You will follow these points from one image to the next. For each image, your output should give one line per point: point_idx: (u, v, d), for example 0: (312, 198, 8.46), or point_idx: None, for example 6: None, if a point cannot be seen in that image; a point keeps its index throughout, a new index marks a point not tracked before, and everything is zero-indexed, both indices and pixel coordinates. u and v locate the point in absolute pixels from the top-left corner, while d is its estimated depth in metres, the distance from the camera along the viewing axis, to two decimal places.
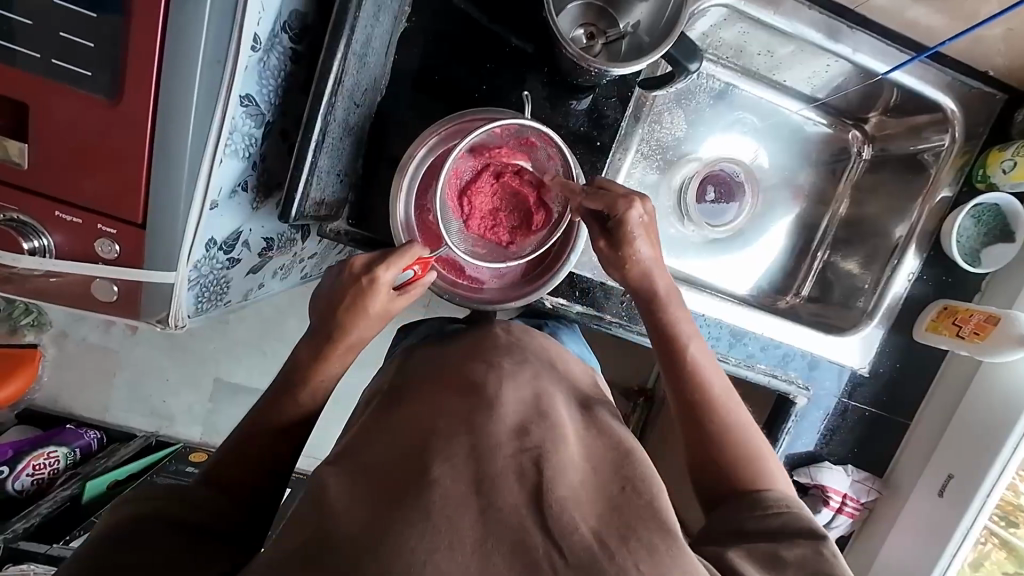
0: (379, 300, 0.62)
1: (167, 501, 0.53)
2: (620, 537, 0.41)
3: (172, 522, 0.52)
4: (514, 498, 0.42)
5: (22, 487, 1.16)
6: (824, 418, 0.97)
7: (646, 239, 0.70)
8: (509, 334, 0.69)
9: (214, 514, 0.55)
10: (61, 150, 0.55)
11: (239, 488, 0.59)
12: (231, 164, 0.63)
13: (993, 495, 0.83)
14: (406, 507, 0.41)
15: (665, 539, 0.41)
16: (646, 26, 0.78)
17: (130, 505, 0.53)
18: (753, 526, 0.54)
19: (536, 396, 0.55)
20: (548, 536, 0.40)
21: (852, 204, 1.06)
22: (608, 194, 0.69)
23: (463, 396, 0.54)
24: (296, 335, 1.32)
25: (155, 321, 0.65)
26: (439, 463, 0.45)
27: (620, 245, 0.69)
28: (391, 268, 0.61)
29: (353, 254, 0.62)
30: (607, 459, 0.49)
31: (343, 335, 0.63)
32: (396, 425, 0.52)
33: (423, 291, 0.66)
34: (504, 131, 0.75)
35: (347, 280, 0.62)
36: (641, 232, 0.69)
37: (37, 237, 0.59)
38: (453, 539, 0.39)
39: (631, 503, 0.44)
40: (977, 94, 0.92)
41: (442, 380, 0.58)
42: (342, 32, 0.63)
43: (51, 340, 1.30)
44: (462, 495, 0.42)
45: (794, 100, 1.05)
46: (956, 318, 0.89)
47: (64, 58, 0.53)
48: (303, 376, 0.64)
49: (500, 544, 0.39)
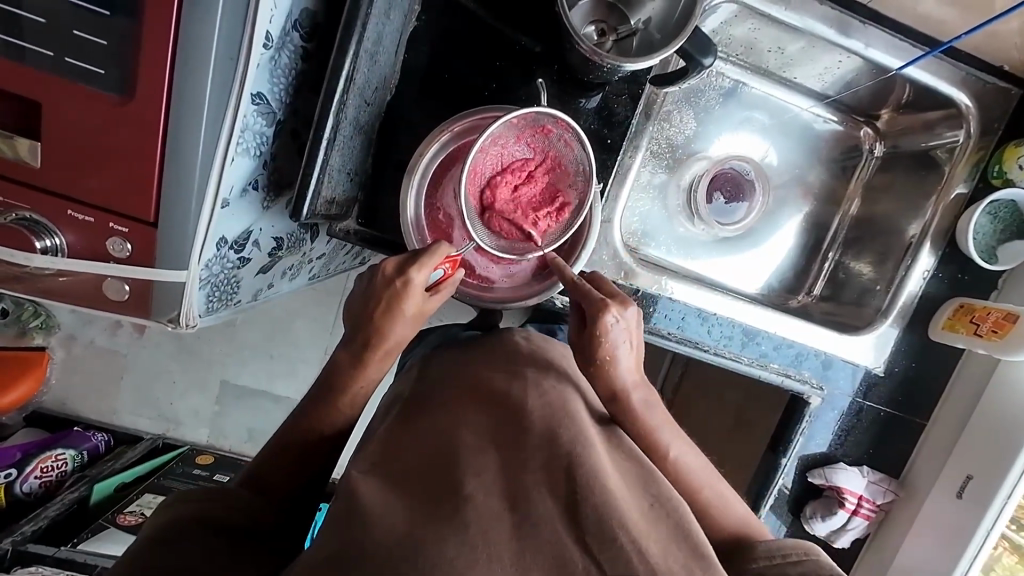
0: (413, 302, 0.61)
1: (210, 503, 0.52)
2: (658, 554, 0.41)
3: (212, 525, 0.51)
4: (549, 513, 0.42)
5: (30, 490, 1.17)
6: (838, 418, 0.96)
7: (629, 351, 0.64)
8: (531, 343, 0.67)
9: (255, 515, 0.54)
10: (75, 149, 0.55)
11: (282, 491, 0.59)
12: (242, 162, 0.62)
13: (1014, 497, 0.81)
14: (443, 519, 0.41)
15: (701, 563, 0.41)
16: (657, 21, 0.77)
17: (179, 506, 0.52)
18: (775, 573, 0.50)
19: (563, 404, 0.54)
20: (587, 553, 0.40)
21: (863, 203, 1.05)
22: (589, 295, 0.64)
23: (492, 409, 0.53)
24: (304, 338, 1.31)
25: (165, 320, 0.64)
26: (471, 475, 0.44)
27: (598, 357, 0.62)
28: (423, 268, 0.60)
29: (386, 258, 0.61)
30: (634, 479, 0.48)
31: (375, 342, 0.62)
32: (423, 437, 0.51)
33: (454, 290, 0.65)
34: (521, 121, 0.73)
35: (381, 283, 0.61)
36: (621, 344, 0.63)
37: (49, 236, 0.58)
38: (491, 554, 0.39)
39: (663, 522, 0.44)
40: (993, 89, 0.91)
41: (468, 393, 0.57)
42: (353, 29, 0.62)
43: (60, 342, 1.30)
44: (496, 508, 0.42)
45: (805, 98, 1.04)
46: (973, 316, 0.88)
47: (78, 56, 0.53)
48: (330, 392, 0.63)
49: (539, 560, 0.39)
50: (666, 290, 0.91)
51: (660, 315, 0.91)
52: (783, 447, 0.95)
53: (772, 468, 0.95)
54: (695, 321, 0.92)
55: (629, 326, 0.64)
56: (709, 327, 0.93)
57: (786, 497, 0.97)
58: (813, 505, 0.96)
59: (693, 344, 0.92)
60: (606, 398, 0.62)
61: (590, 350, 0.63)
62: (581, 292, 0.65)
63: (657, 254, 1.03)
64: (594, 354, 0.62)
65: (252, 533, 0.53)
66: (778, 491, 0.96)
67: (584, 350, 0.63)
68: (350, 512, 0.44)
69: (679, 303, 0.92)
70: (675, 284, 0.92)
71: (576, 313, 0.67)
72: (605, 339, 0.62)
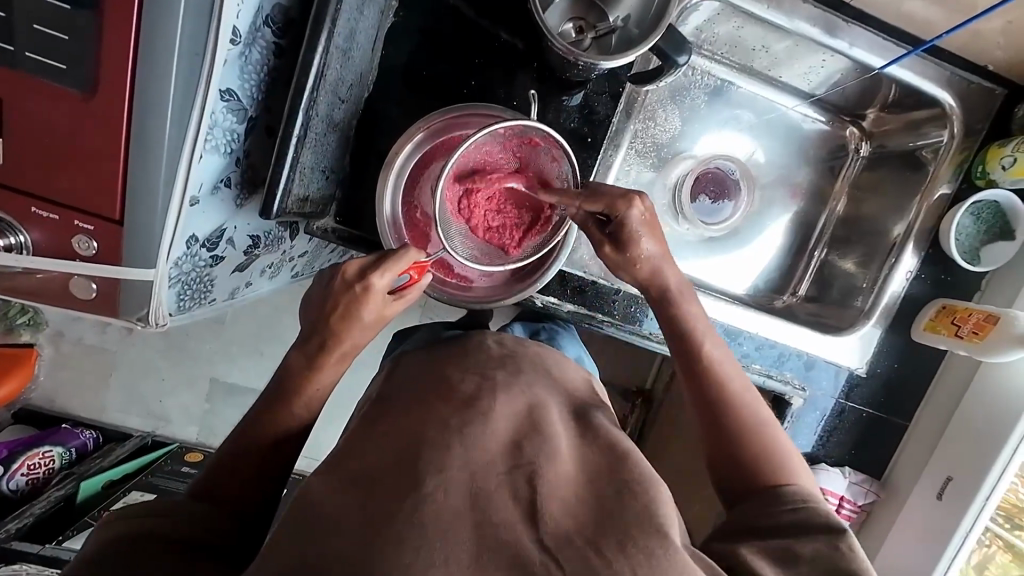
0: (373, 307, 0.61)
1: (159, 518, 0.51)
2: (617, 543, 0.40)
3: (167, 539, 0.50)
4: (509, 514, 0.42)
5: (17, 487, 1.16)
6: (821, 420, 0.96)
7: (651, 235, 0.68)
8: (502, 346, 0.66)
9: (207, 528, 0.53)
10: (37, 146, 0.54)
11: (237, 502, 0.59)
12: (211, 159, 0.62)
13: (992, 498, 0.82)
14: (401, 521, 0.41)
15: (662, 541, 0.41)
16: (636, 19, 0.76)
17: (121, 523, 0.51)
18: (769, 522, 0.54)
19: (528, 403, 0.54)
20: (545, 547, 0.39)
21: (850, 202, 1.04)
22: (608, 194, 0.67)
23: (455, 407, 0.52)
24: (290, 336, 1.31)
25: (135, 319, 0.64)
26: (431, 474, 0.44)
27: (626, 247, 0.68)
28: (386, 274, 0.59)
29: (347, 260, 0.60)
30: (602, 469, 0.48)
31: (337, 342, 0.62)
32: (388, 434, 0.51)
33: (420, 296, 0.64)
34: (507, 131, 0.71)
35: (340, 289, 0.60)
36: (642, 232, 0.67)
37: (14, 234, 0.58)
38: (450, 554, 0.39)
39: (626, 509, 0.43)
40: (976, 89, 0.90)
41: (434, 391, 0.57)
42: (324, 24, 0.61)
43: (47, 340, 1.30)
44: (457, 505, 0.42)
45: (791, 97, 1.03)
46: (955, 318, 0.88)
47: (37, 51, 0.51)
48: (297, 388, 0.63)
49: (498, 557, 0.39)
50: None
51: (645, 317, 0.91)
52: None
53: None
54: None
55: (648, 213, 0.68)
56: None
57: None
58: None
59: None
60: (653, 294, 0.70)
61: (618, 240, 0.68)
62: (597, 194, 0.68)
63: None
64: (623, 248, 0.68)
65: (200, 545, 0.51)
66: None
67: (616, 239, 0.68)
68: (308, 514, 0.44)
69: None
70: None
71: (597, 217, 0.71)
72: (627, 229, 0.67)
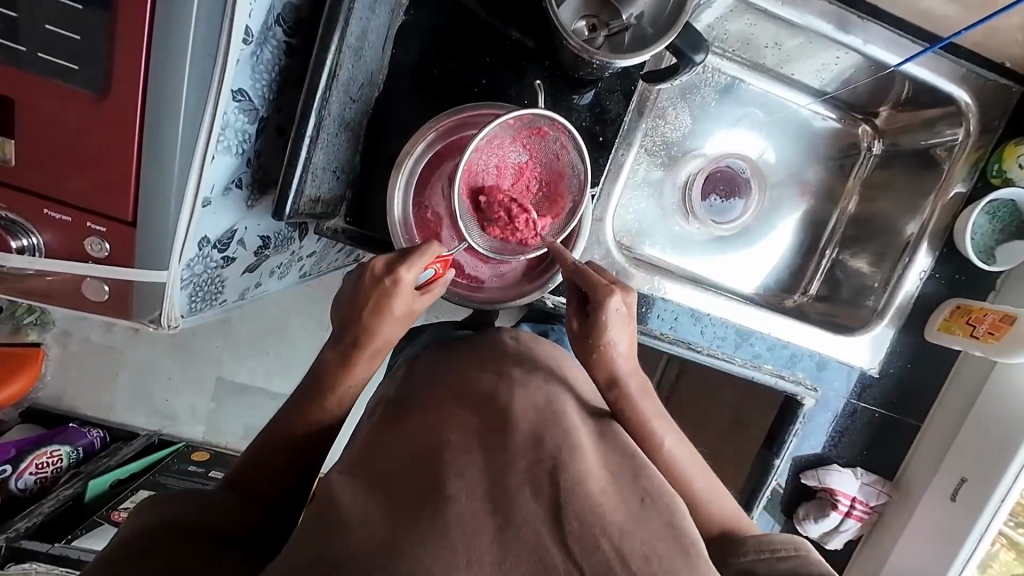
0: (402, 303, 0.61)
1: (188, 503, 0.52)
2: (640, 557, 0.40)
3: (193, 527, 0.50)
4: (531, 514, 0.41)
5: (25, 487, 1.16)
6: (832, 420, 0.95)
7: (625, 331, 0.64)
8: (519, 343, 0.66)
9: (234, 518, 0.53)
10: (51, 148, 0.54)
11: (263, 492, 0.59)
12: (223, 160, 0.61)
13: (1008, 501, 0.80)
14: (423, 524, 0.40)
15: (686, 559, 0.41)
16: (650, 16, 0.76)
17: (146, 510, 0.50)
18: (763, 567, 0.51)
19: (549, 402, 0.53)
20: (569, 557, 0.39)
21: (861, 201, 1.03)
22: (590, 277, 0.64)
23: (475, 408, 0.52)
24: (298, 335, 1.31)
25: (147, 320, 0.63)
26: (452, 478, 0.43)
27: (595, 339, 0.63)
28: (413, 268, 0.59)
29: (374, 257, 0.60)
30: (625, 472, 0.47)
31: (372, 336, 0.62)
32: (407, 435, 0.51)
33: (445, 290, 0.65)
34: (517, 122, 0.71)
35: (369, 283, 0.60)
36: (619, 330, 0.63)
37: (27, 236, 0.58)
38: (472, 555, 0.39)
39: (650, 518, 0.43)
40: (993, 86, 0.89)
41: (452, 392, 0.56)
42: (336, 22, 0.61)
43: (54, 339, 1.29)
44: (478, 513, 0.41)
45: (803, 94, 1.02)
46: (970, 318, 0.87)
47: (51, 52, 0.51)
48: (323, 385, 0.63)
49: (520, 563, 0.39)
50: (660, 291, 0.90)
51: (653, 316, 0.90)
52: (778, 447, 0.95)
53: (767, 469, 0.95)
54: (688, 322, 0.92)
55: (628, 315, 0.64)
56: (702, 328, 0.92)
57: (780, 498, 0.96)
58: (806, 507, 0.95)
59: (687, 346, 0.91)
60: (603, 382, 0.63)
61: (589, 333, 0.63)
62: (584, 275, 0.65)
63: (652, 252, 1.02)
64: (594, 339, 0.63)
65: (226, 533, 0.51)
66: (772, 490, 0.95)
67: (584, 335, 0.64)
68: (331, 513, 0.43)
69: (671, 303, 0.91)
70: (670, 285, 0.91)
71: (578, 297, 0.67)
72: (603, 323, 0.62)
